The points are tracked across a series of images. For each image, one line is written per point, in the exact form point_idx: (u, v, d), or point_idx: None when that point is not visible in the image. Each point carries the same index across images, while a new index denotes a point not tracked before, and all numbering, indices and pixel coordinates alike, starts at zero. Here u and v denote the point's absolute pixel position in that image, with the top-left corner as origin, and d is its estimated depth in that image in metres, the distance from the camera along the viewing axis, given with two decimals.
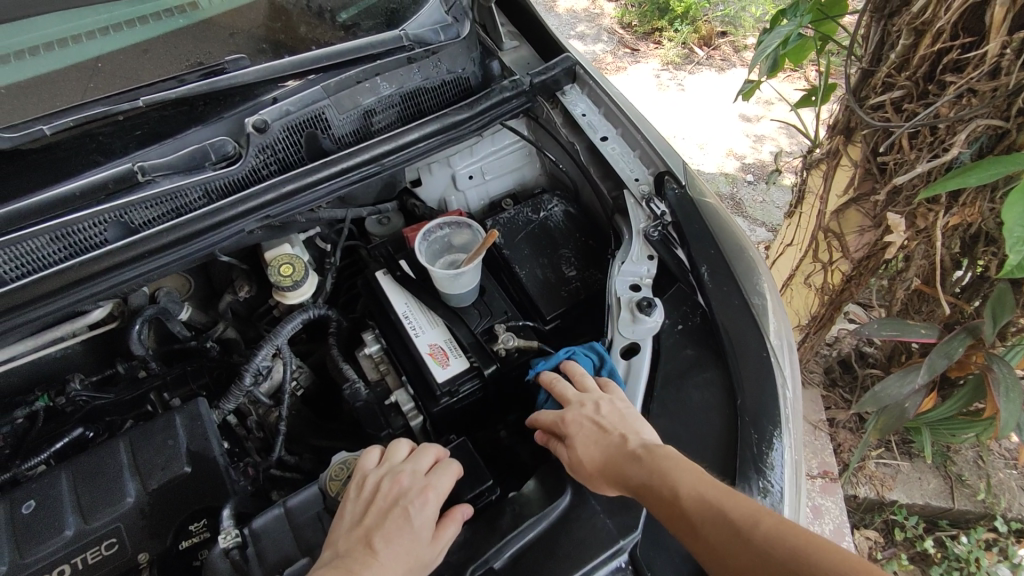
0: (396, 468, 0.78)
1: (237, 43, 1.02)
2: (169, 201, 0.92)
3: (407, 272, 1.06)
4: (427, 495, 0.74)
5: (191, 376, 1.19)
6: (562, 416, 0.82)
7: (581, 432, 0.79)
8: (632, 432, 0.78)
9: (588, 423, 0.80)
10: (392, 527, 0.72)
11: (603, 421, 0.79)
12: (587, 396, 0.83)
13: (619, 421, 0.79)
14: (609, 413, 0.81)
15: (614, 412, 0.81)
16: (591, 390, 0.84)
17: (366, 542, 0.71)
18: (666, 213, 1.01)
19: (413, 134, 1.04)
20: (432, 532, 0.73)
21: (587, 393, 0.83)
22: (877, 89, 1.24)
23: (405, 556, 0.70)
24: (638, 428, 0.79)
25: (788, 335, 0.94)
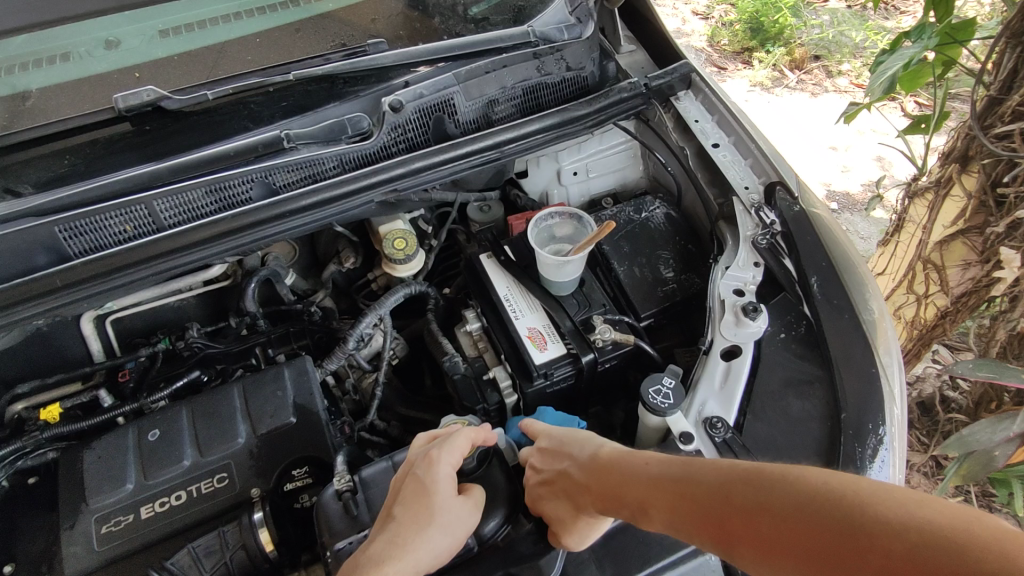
0: (409, 454, 0.79)
1: (378, 28, 1.09)
2: (307, 168, 0.99)
3: (510, 256, 1.11)
4: (431, 458, 0.75)
5: (294, 337, 1.27)
6: (527, 504, 0.82)
7: (545, 502, 0.78)
8: (568, 462, 0.78)
9: (538, 489, 0.80)
10: (410, 495, 0.72)
11: (544, 473, 0.80)
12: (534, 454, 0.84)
13: (553, 457, 0.80)
14: (541, 460, 0.82)
15: (547, 454, 0.82)
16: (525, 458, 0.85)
17: (387, 513, 0.71)
18: (776, 222, 1.01)
19: (533, 126, 1.08)
20: (452, 488, 0.74)
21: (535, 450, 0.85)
22: (1004, 118, 1.20)
23: (431, 513, 0.70)
24: (569, 453, 0.79)
25: (897, 356, 0.92)
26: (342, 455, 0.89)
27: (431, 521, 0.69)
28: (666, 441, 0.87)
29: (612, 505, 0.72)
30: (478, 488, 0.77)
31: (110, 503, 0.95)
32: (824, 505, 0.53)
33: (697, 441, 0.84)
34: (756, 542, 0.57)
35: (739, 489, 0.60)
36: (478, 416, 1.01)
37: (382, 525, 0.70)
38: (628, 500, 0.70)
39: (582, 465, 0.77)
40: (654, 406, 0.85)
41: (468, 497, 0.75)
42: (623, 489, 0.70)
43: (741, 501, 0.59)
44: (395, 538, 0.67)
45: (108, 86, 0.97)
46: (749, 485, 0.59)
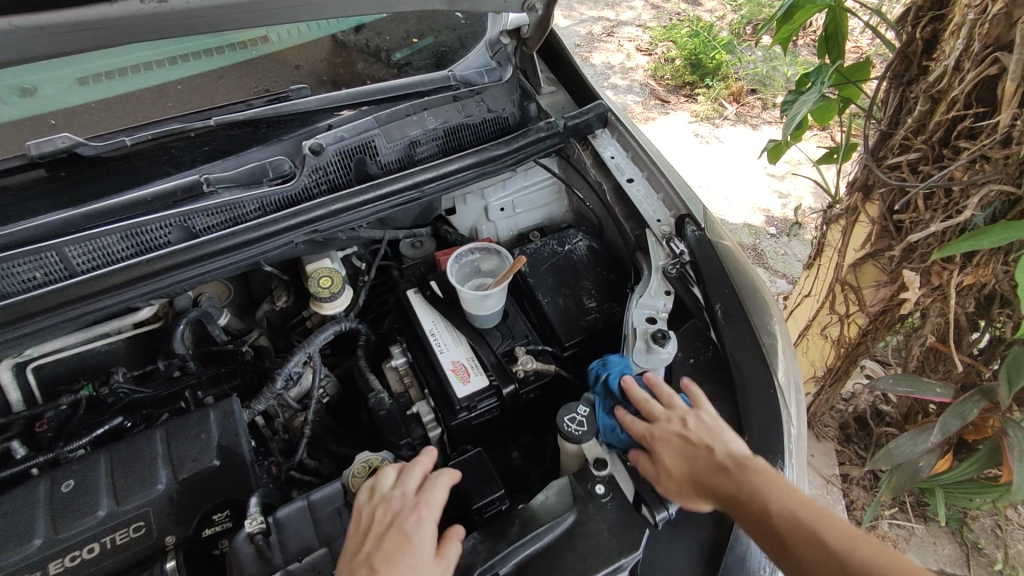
0: (386, 495, 0.78)
1: (301, 74, 1.13)
2: (228, 211, 1.00)
3: (437, 292, 1.13)
4: (421, 512, 0.75)
5: (225, 378, 1.26)
6: (647, 431, 0.85)
7: (670, 455, 0.83)
8: (722, 443, 0.82)
9: (674, 438, 0.84)
10: (393, 550, 0.72)
11: (693, 435, 0.83)
12: (675, 413, 0.87)
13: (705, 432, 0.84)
14: (697, 427, 0.84)
15: (703, 425, 0.85)
16: (677, 408, 0.87)
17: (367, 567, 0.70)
18: (685, 253, 1.06)
19: (453, 165, 1.12)
20: (434, 546, 0.74)
21: (675, 410, 0.87)
22: (894, 150, 1.31)
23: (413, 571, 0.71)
24: (728, 439, 0.83)
25: (796, 378, 0.97)
26: (260, 496, 0.88)
27: None
28: (581, 468, 0.89)
29: (746, 511, 0.76)
30: (453, 541, 0.76)
31: (16, 561, 0.91)
32: None
33: (610, 466, 0.87)
34: None
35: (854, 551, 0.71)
36: (404, 451, 1.01)
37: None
38: (758, 495, 0.76)
39: (731, 456, 0.81)
40: (569, 433, 0.89)
41: (441, 553, 0.74)
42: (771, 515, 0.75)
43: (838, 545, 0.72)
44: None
45: (23, 134, 0.98)
46: (851, 538, 0.72)
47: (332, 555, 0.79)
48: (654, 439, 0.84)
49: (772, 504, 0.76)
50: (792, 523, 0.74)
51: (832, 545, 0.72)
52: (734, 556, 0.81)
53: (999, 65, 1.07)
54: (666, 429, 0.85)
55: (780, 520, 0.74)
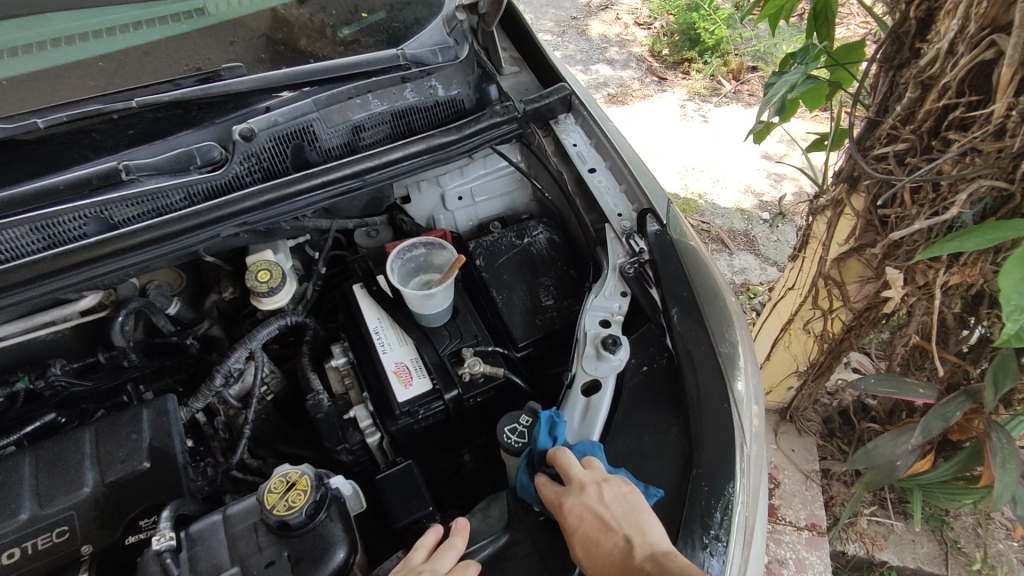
0: (416, 568, 0.70)
1: (237, 51, 1.05)
2: (149, 201, 0.93)
3: (384, 288, 1.06)
4: None
5: (168, 372, 1.23)
6: (561, 504, 0.74)
7: (585, 534, 0.71)
8: (638, 533, 0.70)
9: (587, 515, 0.72)
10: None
11: (605, 514, 0.71)
12: (589, 478, 0.75)
13: (623, 512, 0.71)
14: (613, 503, 0.72)
15: (621, 501, 0.73)
16: (598, 470, 0.76)
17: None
18: (644, 250, 0.99)
19: (398, 152, 1.04)
20: None
21: (592, 474, 0.75)
22: (882, 139, 1.22)
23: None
24: (646, 527, 0.70)
25: (754, 388, 0.91)
26: (179, 506, 0.83)
27: None
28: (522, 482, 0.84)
29: None
30: None
31: None
32: None
33: None
34: None
35: None
36: (341, 457, 0.96)
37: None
38: None
39: (649, 551, 0.68)
40: (509, 446, 0.84)
41: None
42: None
43: None
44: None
45: None
46: None
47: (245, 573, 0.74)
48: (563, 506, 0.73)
49: None
50: None
51: None
52: None
53: (996, 50, 0.98)
54: (579, 509, 0.72)
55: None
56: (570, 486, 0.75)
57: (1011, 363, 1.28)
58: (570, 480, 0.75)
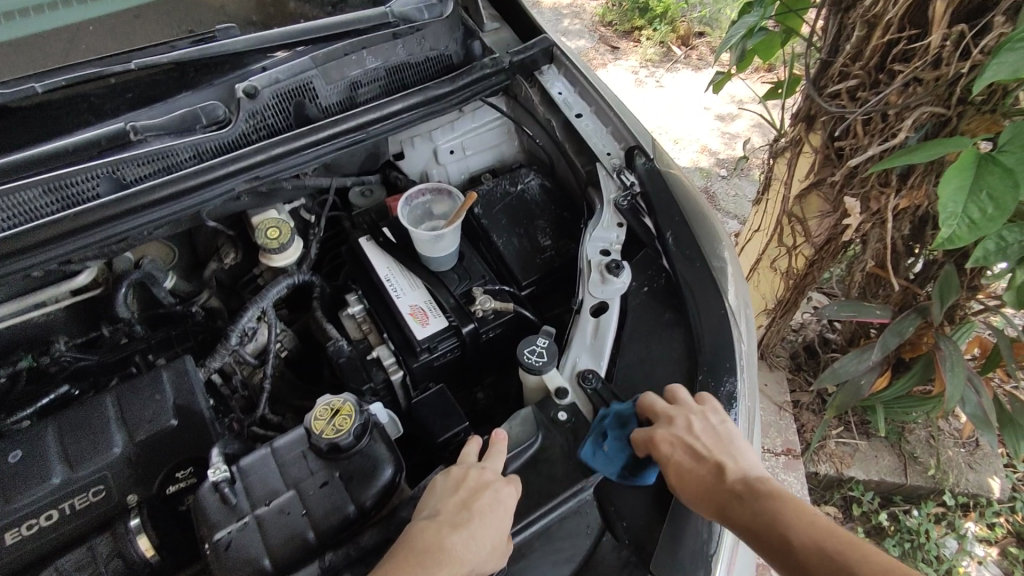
0: (475, 466, 0.79)
1: (227, 13, 1.07)
2: (159, 160, 0.95)
3: (390, 238, 1.12)
4: (509, 487, 0.77)
5: (176, 340, 1.22)
6: (653, 434, 0.81)
7: (681, 457, 0.80)
8: (728, 458, 0.81)
9: (682, 441, 0.80)
10: (481, 511, 0.74)
11: (697, 444, 0.81)
12: (678, 411, 0.83)
13: (715, 443, 0.82)
14: (704, 429, 0.83)
15: (709, 428, 0.83)
16: (683, 404, 0.85)
17: (458, 519, 0.72)
18: (635, 184, 1.07)
19: (397, 105, 1.09)
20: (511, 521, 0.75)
21: (678, 407, 0.84)
22: (834, 78, 1.33)
23: (498, 532, 0.73)
24: (733, 451, 0.82)
25: (743, 298, 1.02)
26: (221, 447, 0.86)
27: (490, 545, 0.72)
28: (544, 398, 0.92)
29: (768, 535, 0.75)
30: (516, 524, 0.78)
31: None
32: None
33: (571, 394, 0.90)
34: None
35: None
36: (366, 397, 1.01)
37: (451, 528, 0.72)
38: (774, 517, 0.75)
39: (739, 474, 0.80)
40: (529, 364, 0.89)
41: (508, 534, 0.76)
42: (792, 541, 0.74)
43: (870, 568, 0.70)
44: (468, 544, 0.71)
45: None
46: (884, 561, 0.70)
47: (301, 494, 0.79)
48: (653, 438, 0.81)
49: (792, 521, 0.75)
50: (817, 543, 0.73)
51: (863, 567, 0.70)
52: None
53: None
54: (676, 438, 0.80)
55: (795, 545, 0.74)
56: (666, 417, 0.83)
57: (955, 278, 1.43)
58: (665, 414, 0.83)
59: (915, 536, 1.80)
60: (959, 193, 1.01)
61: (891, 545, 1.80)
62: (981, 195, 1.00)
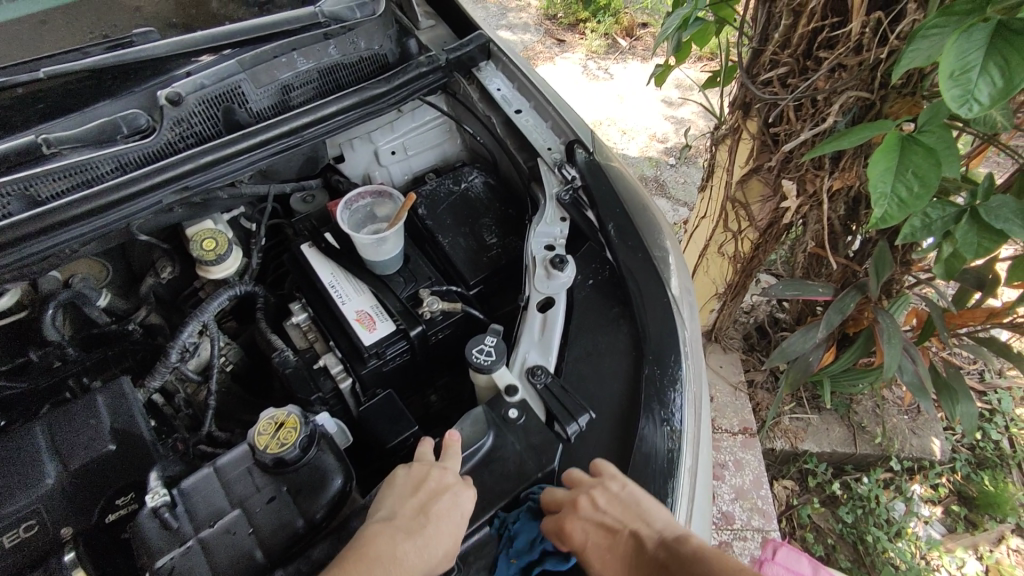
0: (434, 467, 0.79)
1: (145, 17, 1.02)
2: (79, 173, 0.90)
3: (332, 243, 1.10)
4: (468, 490, 0.77)
5: (113, 361, 1.16)
6: (561, 527, 0.77)
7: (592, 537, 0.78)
8: (643, 526, 0.78)
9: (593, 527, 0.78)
10: (431, 517, 0.74)
11: (607, 520, 0.78)
12: (581, 491, 0.79)
13: (628, 512, 0.79)
14: (611, 505, 0.79)
15: (616, 502, 0.79)
16: (584, 483, 0.81)
17: (407, 526, 0.72)
18: (576, 178, 1.08)
19: (331, 108, 1.06)
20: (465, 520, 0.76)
21: (580, 488, 0.80)
22: (765, 66, 1.37)
23: (448, 540, 0.74)
24: (649, 516, 0.79)
25: (686, 285, 1.04)
26: (159, 470, 0.83)
27: (443, 550, 0.73)
28: (495, 396, 0.91)
29: None
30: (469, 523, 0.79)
31: None
32: None
33: (521, 390, 0.90)
34: None
35: None
36: (316, 408, 0.98)
37: (405, 535, 0.72)
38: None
39: (658, 537, 0.78)
40: (478, 363, 0.89)
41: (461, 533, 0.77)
42: None
43: None
44: (421, 552, 0.71)
45: None
46: None
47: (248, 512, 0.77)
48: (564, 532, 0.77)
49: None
50: None
51: None
52: (639, 456, 0.84)
53: None
54: (582, 535, 0.77)
55: None
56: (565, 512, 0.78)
57: (887, 253, 1.48)
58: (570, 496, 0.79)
59: (866, 502, 1.88)
60: (889, 173, 1.05)
61: (845, 513, 1.87)
62: (908, 174, 1.04)
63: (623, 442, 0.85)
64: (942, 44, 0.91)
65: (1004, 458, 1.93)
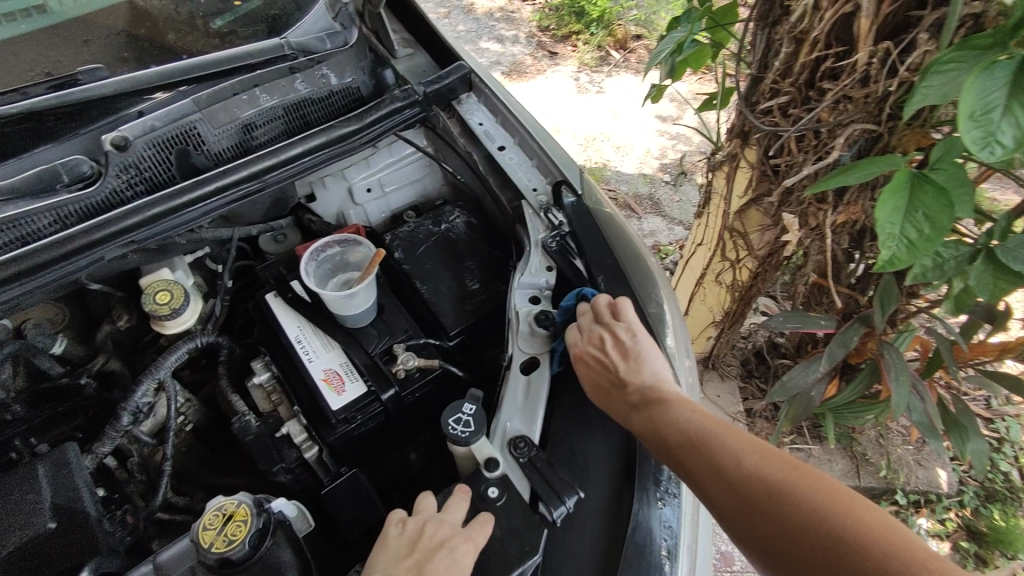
0: (436, 520, 0.74)
1: (93, 51, 0.93)
2: (13, 228, 0.81)
3: (301, 295, 1.02)
4: (471, 544, 0.72)
5: (64, 419, 1.07)
6: (574, 352, 0.87)
7: (590, 371, 0.86)
8: (635, 372, 0.84)
9: (592, 359, 0.86)
10: None
11: (608, 356, 0.86)
12: (596, 329, 0.88)
13: (626, 359, 0.85)
14: (612, 347, 0.86)
15: (619, 346, 0.87)
16: (603, 317, 0.89)
17: None
18: (563, 223, 1.00)
19: (297, 148, 0.99)
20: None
21: (599, 324, 0.89)
22: (765, 94, 1.30)
23: None
24: (644, 362, 0.85)
25: (682, 340, 0.98)
26: None
27: None
28: (474, 470, 0.82)
29: (658, 434, 0.78)
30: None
31: None
32: (827, 515, 0.66)
33: (502, 464, 0.81)
34: (736, 505, 0.71)
35: (766, 473, 0.71)
36: (279, 477, 0.92)
37: None
38: (663, 423, 0.78)
39: (639, 385, 0.83)
40: (454, 436, 0.80)
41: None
42: (675, 439, 0.77)
43: (734, 466, 0.73)
44: None
45: None
46: (751, 459, 0.73)
47: None
48: (576, 358, 0.87)
49: (689, 424, 0.78)
50: (705, 435, 0.76)
51: (740, 469, 0.72)
52: (634, 545, 0.76)
53: (853, 3, 1.05)
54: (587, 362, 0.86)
55: (678, 443, 0.77)
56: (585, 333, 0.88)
57: (893, 287, 1.40)
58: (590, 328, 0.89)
59: None
60: (897, 214, 0.96)
61: None
62: (918, 215, 0.95)
63: (617, 527, 0.77)
64: (961, 79, 0.80)
65: (1015, 491, 1.82)
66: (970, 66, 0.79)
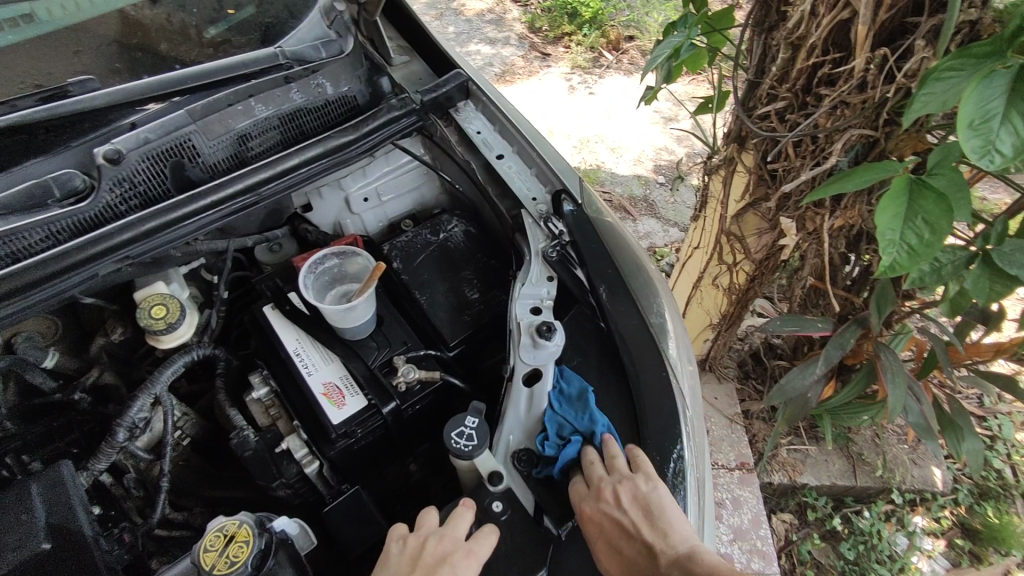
0: (436, 535, 0.74)
1: (84, 62, 0.92)
2: (4, 244, 0.80)
3: (299, 307, 1.00)
4: (473, 558, 0.71)
5: (59, 434, 1.05)
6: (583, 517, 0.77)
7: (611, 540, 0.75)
8: (661, 537, 0.75)
9: (608, 522, 0.76)
10: None
11: (625, 520, 0.76)
12: (609, 480, 0.78)
13: (646, 516, 0.76)
14: (630, 505, 0.77)
15: (639, 501, 0.77)
16: (618, 469, 0.79)
17: None
18: (563, 232, 1.00)
19: (293, 160, 0.98)
20: None
21: (613, 474, 0.79)
22: (762, 100, 1.30)
23: None
24: (670, 525, 0.76)
25: (683, 350, 0.97)
26: None
27: None
28: (477, 485, 0.81)
29: None
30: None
31: None
32: None
33: (506, 478, 0.80)
34: None
35: None
36: (279, 493, 0.90)
37: None
38: None
39: (671, 556, 0.74)
40: (456, 450, 0.78)
41: None
42: None
43: None
44: None
45: None
46: None
47: None
48: (585, 520, 0.77)
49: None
50: None
51: None
52: None
53: (851, 9, 1.05)
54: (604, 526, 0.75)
55: None
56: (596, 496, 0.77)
57: (889, 291, 1.40)
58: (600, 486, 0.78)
59: (867, 538, 1.79)
60: (898, 220, 0.96)
61: (848, 549, 1.78)
62: (917, 221, 0.95)
63: None
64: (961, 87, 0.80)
65: (1008, 488, 1.84)
66: (970, 73, 0.79)
